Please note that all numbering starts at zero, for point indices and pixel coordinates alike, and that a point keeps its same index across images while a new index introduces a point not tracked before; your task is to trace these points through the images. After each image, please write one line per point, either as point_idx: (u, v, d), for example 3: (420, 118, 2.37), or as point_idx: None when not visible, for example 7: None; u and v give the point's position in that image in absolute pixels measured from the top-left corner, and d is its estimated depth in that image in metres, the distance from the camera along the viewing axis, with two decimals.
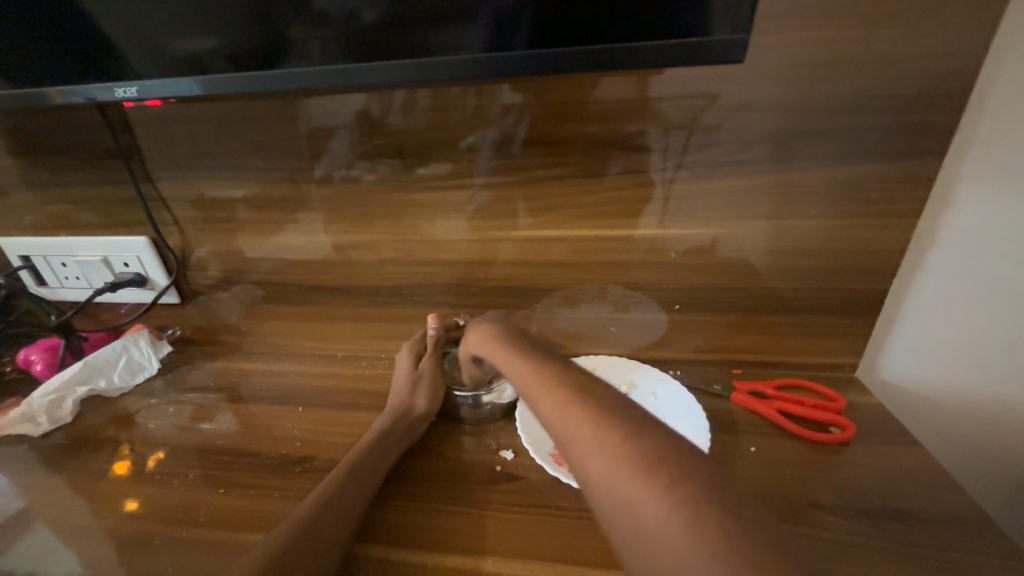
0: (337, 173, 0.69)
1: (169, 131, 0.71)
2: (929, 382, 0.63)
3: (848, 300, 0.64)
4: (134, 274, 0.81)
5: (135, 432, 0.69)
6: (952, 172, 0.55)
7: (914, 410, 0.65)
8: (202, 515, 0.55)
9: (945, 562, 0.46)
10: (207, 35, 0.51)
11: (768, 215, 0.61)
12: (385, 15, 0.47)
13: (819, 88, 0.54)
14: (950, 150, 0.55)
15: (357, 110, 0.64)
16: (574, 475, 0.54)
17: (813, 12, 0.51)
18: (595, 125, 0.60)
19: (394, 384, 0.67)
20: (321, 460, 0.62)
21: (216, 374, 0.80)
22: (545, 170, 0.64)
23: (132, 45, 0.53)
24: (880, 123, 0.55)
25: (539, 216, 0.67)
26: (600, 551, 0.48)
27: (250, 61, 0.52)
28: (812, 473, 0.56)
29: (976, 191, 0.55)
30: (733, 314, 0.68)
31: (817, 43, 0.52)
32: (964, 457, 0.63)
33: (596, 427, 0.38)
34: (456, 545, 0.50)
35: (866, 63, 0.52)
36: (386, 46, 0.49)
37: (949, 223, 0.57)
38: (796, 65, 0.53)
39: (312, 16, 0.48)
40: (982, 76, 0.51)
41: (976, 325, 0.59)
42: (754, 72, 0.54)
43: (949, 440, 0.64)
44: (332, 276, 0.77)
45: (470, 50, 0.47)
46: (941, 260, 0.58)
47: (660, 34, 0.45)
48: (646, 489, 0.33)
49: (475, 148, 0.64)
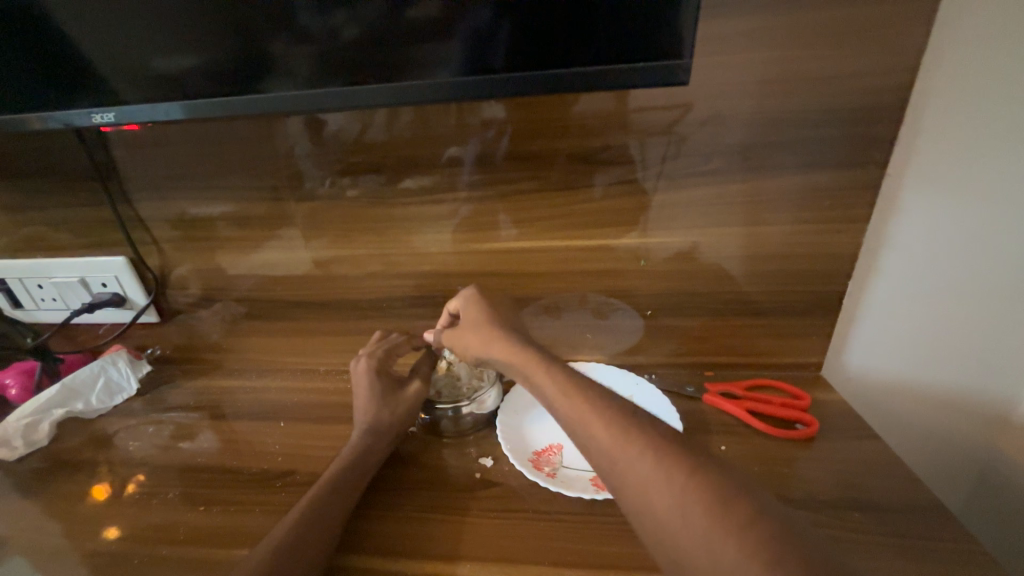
0: (321, 189, 0.70)
1: (148, 151, 0.71)
2: (885, 376, 0.68)
3: (812, 302, 0.67)
4: (112, 294, 0.81)
5: (113, 454, 0.68)
6: (897, 179, 0.59)
7: (871, 399, 0.70)
8: (181, 534, 0.55)
9: (908, 548, 0.48)
10: (189, 54, 0.52)
11: (736, 222, 0.64)
12: (366, 33, 0.49)
13: (778, 103, 0.57)
14: (892, 160, 0.58)
15: (338, 128, 0.66)
16: (552, 479, 0.55)
17: (770, 31, 0.54)
18: (572, 139, 0.62)
19: (359, 411, 0.62)
20: (304, 474, 0.62)
21: (197, 393, 0.78)
22: (526, 183, 0.66)
23: (112, 69, 0.54)
24: (834, 135, 0.58)
25: (521, 226, 0.68)
26: (580, 552, 0.49)
27: (233, 81, 0.53)
28: (783, 468, 0.58)
29: (920, 196, 0.58)
30: (707, 317, 0.70)
31: (775, 61, 0.55)
32: (931, 448, 0.68)
33: (653, 457, 0.38)
34: (437, 551, 0.50)
35: (820, 80, 0.56)
36: (367, 64, 0.50)
37: (896, 225, 0.60)
38: (759, 80, 0.56)
39: (293, 34, 0.50)
40: (916, 87, 0.55)
41: (936, 321, 0.63)
42: (719, 87, 0.57)
43: (910, 434, 0.69)
44: (315, 291, 0.77)
45: (450, 70, 0.49)
46: (892, 260, 0.62)
47: (628, 56, 0.47)
48: (704, 509, 0.34)
49: (456, 162, 0.66)
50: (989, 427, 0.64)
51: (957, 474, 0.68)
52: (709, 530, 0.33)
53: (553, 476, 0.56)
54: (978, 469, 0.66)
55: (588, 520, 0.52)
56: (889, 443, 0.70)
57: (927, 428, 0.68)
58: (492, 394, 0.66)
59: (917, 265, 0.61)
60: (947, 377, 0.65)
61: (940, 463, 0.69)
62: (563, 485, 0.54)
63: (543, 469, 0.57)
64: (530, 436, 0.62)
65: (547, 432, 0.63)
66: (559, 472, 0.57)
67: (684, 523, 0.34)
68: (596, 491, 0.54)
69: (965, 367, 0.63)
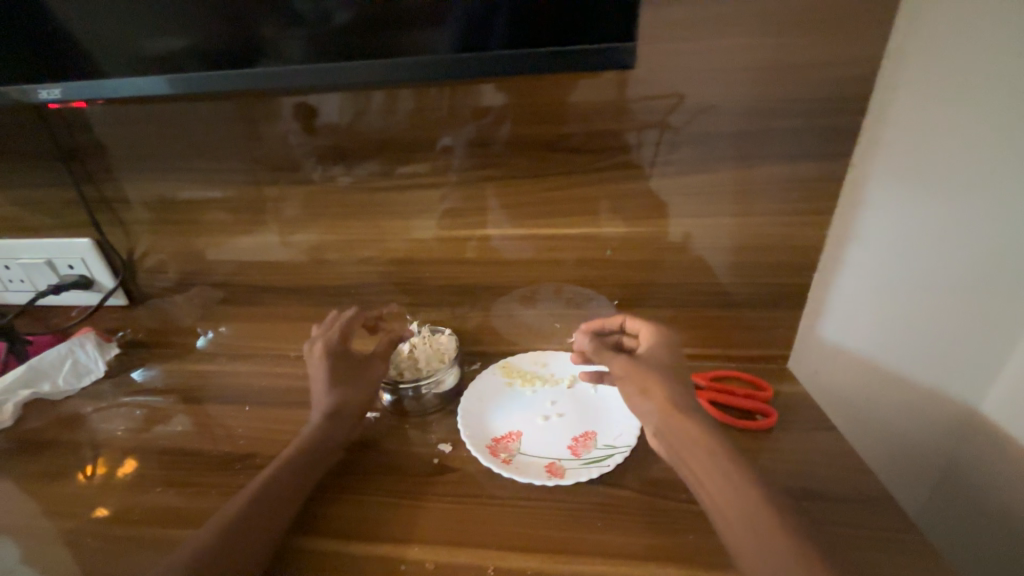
0: (317, 173, 0.69)
1: (113, 131, 0.70)
2: (848, 371, 0.67)
3: (769, 296, 0.67)
4: (79, 276, 0.80)
5: (82, 434, 0.69)
6: (862, 169, 0.58)
7: (833, 394, 0.69)
8: (137, 516, 0.56)
9: (867, 539, 0.49)
10: (178, 34, 0.50)
11: (707, 213, 0.64)
12: (359, 15, 0.47)
13: (769, 93, 0.56)
14: (856, 150, 0.58)
15: (333, 113, 0.64)
16: (507, 466, 0.56)
17: (771, 19, 0.53)
18: (569, 126, 0.61)
19: (316, 395, 0.61)
20: (264, 457, 0.62)
21: (167, 375, 0.78)
22: (518, 171, 0.65)
23: (98, 45, 0.52)
24: (823, 127, 0.57)
25: (512, 214, 0.68)
26: (535, 538, 0.50)
27: (224, 60, 0.51)
28: (754, 459, 0.58)
29: (887, 187, 0.57)
30: (680, 309, 0.70)
31: (778, 49, 0.54)
32: (886, 443, 0.68)
33: (723, 474, 0.46)
34: (390, 535, 0.51)
35: (813, 70, 0.55)
36: (360, 48, 0.49)
37: (862, 217, 0.59)
38: (756, 69, 0.55)
39: (285, 15, 0.48)
40: (907, 72, 0.52)
41: (903, 317, 0.62)
42: (717, 76, 0.56)
43: (867, 429, 0.69)
44: (288, 276, 0.77)
45: (442, 53, 0.48)
46: (857, 253, 0.61)
47: (597, 36, 0.46)
48: (761, 519, 0.42)
49: (452, 148, 0.65)
50: (939, 425, 0.64)
51: (907, 467, 0.68)
52: (761, 536, 0.41)
53: (509, 462, 0.57)
54: (932, 463, 0.66)
55: (544, 504, 0.53)
56: (847, 435, 0.70)
57: (884, 423, 0.67)
58: (450, 374, 0.67)
59: (883, 258, 0.60)
60: (912, 375, 0.63)
61: (896, 459, 0.68)
62: (518, 471, 0.55)
63: (498, 456, 0.57)
64: (490, 423, 0.62)
65: (507, 420, 0.63)
66: (515, 458, 0.57)
67: (747, 528, 0.42)
68: (548, 477, 0.54)
69: (933, 364, 0.62)
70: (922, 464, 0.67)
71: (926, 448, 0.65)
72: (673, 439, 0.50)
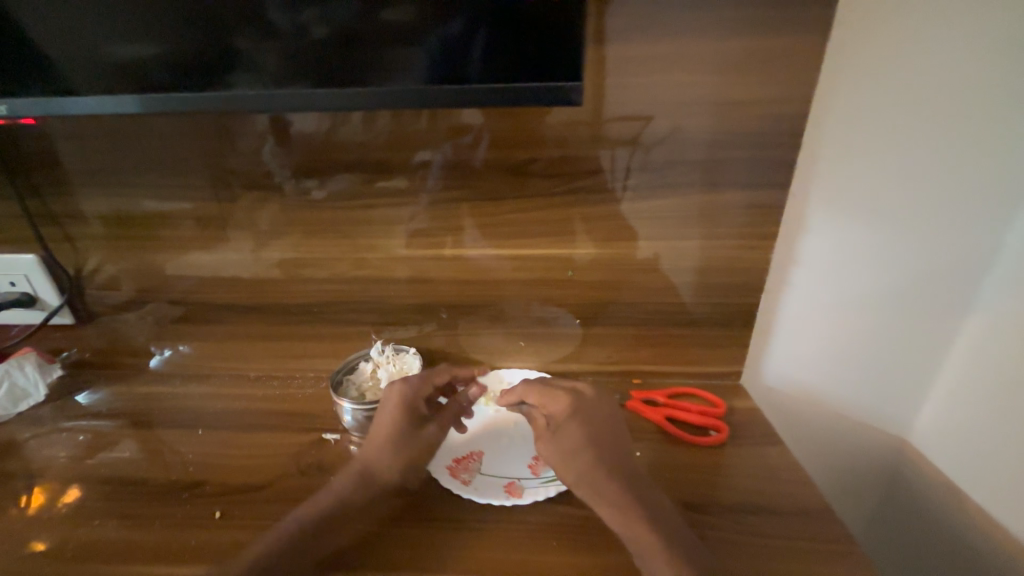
0: (290, 186, 0.68)
1: (68, 144, 0.68)
2: (791, 380, 0.75)
3: (732, 313, 0.70)
4: (21, 294, 0.76)
5: (15, 463, 0.64)
6: (802, 198, 0.64)
7: (778, 403, 0.77)
8: (73, 550, 0.52)
9: (819, 550, 0.51)
10: (147, 42, 0.49)
11: (666, 235, 0.66)
12: (336, 33, 0.48)
13: (727, 123, 0.60)
14: (798, 182, 0.64)
15: (309, 130, 0.64)
16: (466, 487, 0.57)
17: (728, 56, 0.57)
18: (543, 148, 0.63)
19: None
20: (215, 484, 0.60)
21: (115, 398, 0.75)
22: (491, 192, 0.66)
23: (58, 49, 0.50)
24: (775, 157, 0.61)
25: (486, 232, 0.69)
26: (498, 559, 0.50)
27: (196, 72, 0.50)
28: (713, 475, 0.60)
29: (822, 217, 0.65)
30: (643, 327, 0.72)
31: (735, 84, 0.58)
32: (815, 441, 0.78)
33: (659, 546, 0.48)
34: (346, 561, 0.50)
35: (766, 104, 0.59)
36: (335, 67, 0.50)
37: (804, 242, 0.67)
38: (716, 101, 0.59)
39: (260, 29, 0.48)
40: (836, 116, 0.61)
41: (835, 329, 0.71)
42: (681, 105, 0.60)
43: (802, 431, 0.78)
44: (249, 294, 0.75)
45: (418, 76, 0.49)
46: (801, 274, 0.68)
47: (561, 70, 0.49)
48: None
49: (429, 165, 0.65)
50: (850, 417, 0.77)
51: (826, 461, 0.79)
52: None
53: (468, 483, 0.58)
54: (844, 453, 0.79)
55: (503, 526, 0.54)
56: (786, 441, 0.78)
57: (815, 423, 0.77)
58: None
59: (821, 278, 0.68)
60: (837, 378, 0.74)
61: (819, 454, 0.79)
62: (477, 493, 0.56)
63: (458, 477, 0.58)
64: (452, 443, 0.63)
65: (467, 441, 0.64)
66: (474, 479, 0.59)
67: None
68: (506, 497, 0.56)
69: (851, 367, 0.74)
70: (839, 456, 0.79)
71: (840, 440, 0.78)
72: (606, 502, 0.52)
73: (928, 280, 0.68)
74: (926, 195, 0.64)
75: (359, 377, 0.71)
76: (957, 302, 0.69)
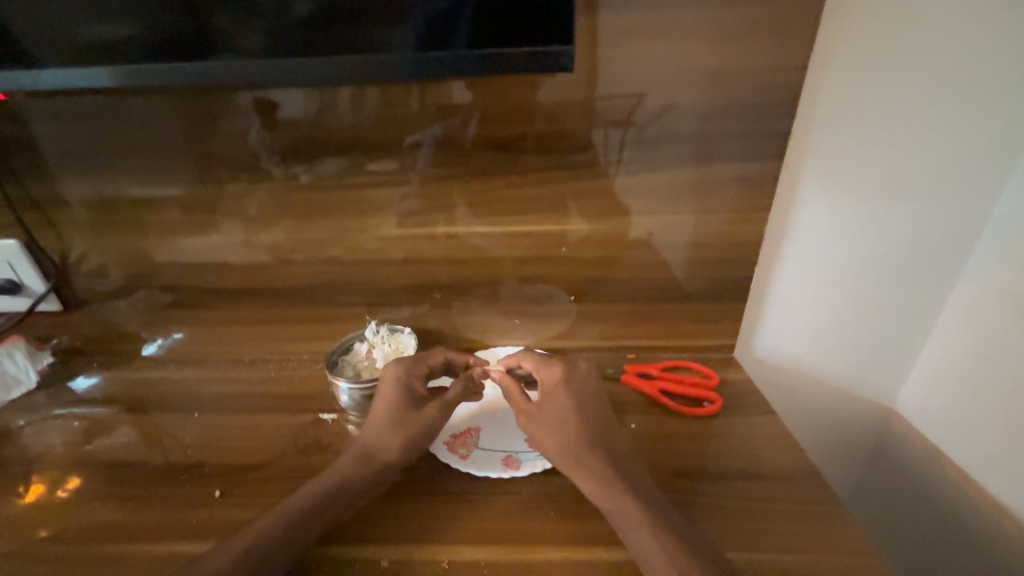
0: (277, 168, 0.66)
1: (43, 126, 0.65)
2: (781, 353, 0.76)
3: (725, 288, 0.70)
4: (6, 281, 0.75)
5: (11, 450, 0.64)
6: (794, 171, 0.64)
7: (768, 375, 0.78)
8: (75, 532, 0.53)
9: (807, 513, 0.52)
10: (118, 19, 0.47)
11: (659, 211, 0.66)
12: (318, 7, 0.46)
13: (721, 96, 0.59)
14: (790, 155, 0.63)
15: (296, 110, 0.63)
16: (464, 461, 0.58)
17: (724, 26, 0.56)
18: (534, 125, 0.62)
19: None
20: (213, 465, 0.60)
21: (109, 385, 0.74)
22: (483, 170, 0.65)
23: (23, 28, 0.48)
24: (770, 130, 0.61)
25: (478, 211, 0.68)
26: (495, 530, 0.51)
27: (171, 49, 0.48)
28: (705, 445, 0.61)
29: (814, 190, 0.65)
30: (636, 303, 0.72)
31: (730, 55, 0.57)
32: (804, 411, 0.80)
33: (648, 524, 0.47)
34: (347, 537, 0.51)
35: (762, 75, 0.58)
36: (317, 43, 0.48)
37: (795, 216, 0.67)
38: (710, 73, 0.58)
39: (238, 5, 0.46)
40: (830, 87, 0.60)
41: (825, 302, 0.72)
42: (675, 79, 0.59)
43: (791, 401, 0.79)
44: (239, 278, 0.74)
45: (404, 50, 0.48)
46: (792, 248, 0.69)
47: (552, 40, 0.47)
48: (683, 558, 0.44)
49: (419, 144, 0.64)
50: (839, 387, 0.78)
51: (815, 429, 0.81)
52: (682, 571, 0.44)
53: (466, 458, 0.59)
54: (831, 421, 0.81)
55: (501, 499, 0.55)
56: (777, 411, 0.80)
57: (804, 393, 0.79)
58: None
59: (812, 252, 0.69)
60: (827, 350, 0.76)
61: (808, 423, 0.81)
62: (474, 466, 0.58)
63: (456, 452, 0.60)
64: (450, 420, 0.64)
65: (464, 418, 0.65)
66: (472, 453, 0.60)
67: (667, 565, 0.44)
68: (503, 470, 0.57)
69: (840, 340, 0.75)
70: (827, 424, 0.81)
71: (828, 409, 0.80)
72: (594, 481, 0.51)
73: (917, 254, 0.68)
74: (917, 168, 0.64)
75: (354, 357, 0.71)
76: (944, 275, 0.70)
